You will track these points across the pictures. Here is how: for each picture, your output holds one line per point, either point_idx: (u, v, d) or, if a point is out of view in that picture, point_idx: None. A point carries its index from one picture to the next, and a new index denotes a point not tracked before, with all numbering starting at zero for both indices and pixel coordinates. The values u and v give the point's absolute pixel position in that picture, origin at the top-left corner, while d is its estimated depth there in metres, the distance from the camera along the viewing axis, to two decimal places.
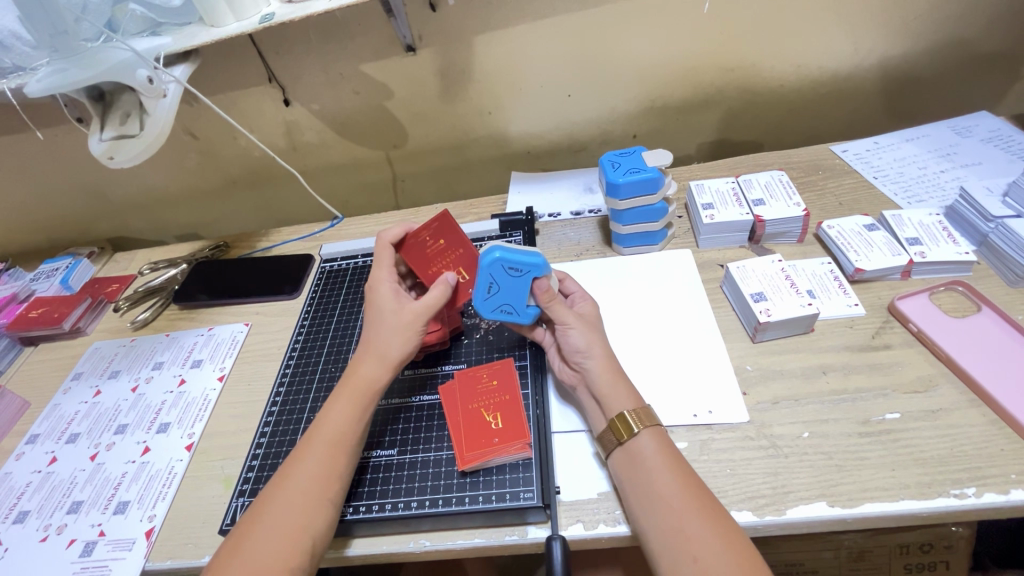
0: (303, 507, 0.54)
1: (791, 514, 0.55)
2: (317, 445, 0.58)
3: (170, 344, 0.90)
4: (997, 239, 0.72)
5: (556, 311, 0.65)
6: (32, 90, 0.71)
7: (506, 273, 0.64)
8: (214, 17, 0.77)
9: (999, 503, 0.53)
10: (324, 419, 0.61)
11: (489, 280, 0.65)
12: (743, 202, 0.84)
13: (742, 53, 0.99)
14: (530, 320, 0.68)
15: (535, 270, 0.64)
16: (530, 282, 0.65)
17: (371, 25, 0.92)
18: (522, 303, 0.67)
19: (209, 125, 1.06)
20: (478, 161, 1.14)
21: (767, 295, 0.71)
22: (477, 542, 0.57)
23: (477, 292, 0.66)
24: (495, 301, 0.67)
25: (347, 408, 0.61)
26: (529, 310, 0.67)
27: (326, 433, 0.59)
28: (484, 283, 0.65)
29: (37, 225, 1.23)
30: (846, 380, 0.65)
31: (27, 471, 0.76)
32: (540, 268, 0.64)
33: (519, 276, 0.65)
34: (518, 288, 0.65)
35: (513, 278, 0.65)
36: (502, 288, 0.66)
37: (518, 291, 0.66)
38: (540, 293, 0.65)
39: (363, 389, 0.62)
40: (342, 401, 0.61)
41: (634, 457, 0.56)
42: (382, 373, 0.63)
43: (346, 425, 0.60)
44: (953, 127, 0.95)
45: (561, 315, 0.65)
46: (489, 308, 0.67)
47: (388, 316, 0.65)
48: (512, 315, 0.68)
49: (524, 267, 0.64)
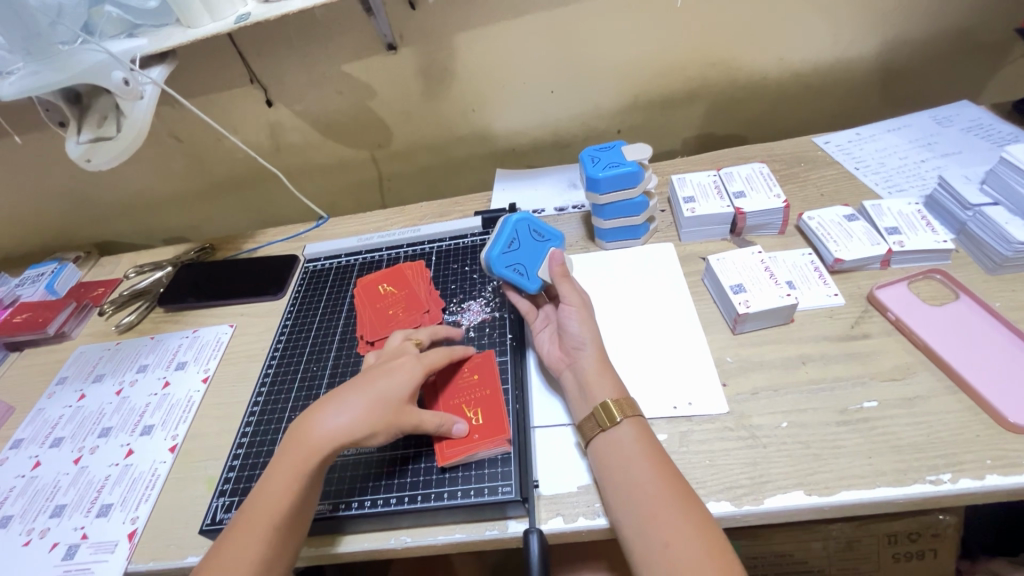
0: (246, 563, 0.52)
1: (769, 503, 0.55)
2: (265, 503, 0.55)
3: (155, 347, 0.90)
4: (976, 227, 0.72)
5: (565, 285, 0.68)
6: (7, 94, 0.71)
7: (530, 234, 0.74)
8: (190, 18, 0.77)
9: (974, 488, 0.53)
10: (269, 476, 0.57)
11: (513, 235, 0.72)
12: (723, 195, 0.84)
13: (722, 46, 0.99)
14: (536, 289, 0.71)
15: (553, 241, 0.74)
16: (547, 249, 0.74)
17: (351, 24, 0.92)
18: (534, 270, 0.71)
19: (192, 127, 1.06)
20: (463, 159, 1.14)
21: (747, 286, 0.71)
22: (456, 536, 0.57)
23: (497, 245, 0.71)
24: (511, 258, 0.71)
25: (289, 468, 0.56)
26: (537, 278, 0.71)
27: (273, 489, 0.55)
28: (507, 236, 0.72)
29: (22, 230, 1.23)
30: (825, 370, 0.65)
31: (11, 476, 0.76)
32: (558, 241, 0.75)
33: (539, 242, 0.74)
34: (536, 253, 0.73)
35: (534, 240, 0.74)
36: (521, 246, 0.72)
37: (535, 253, 0.73)
38: (558, 260, 0.70)
39: (311, 447, 0.57)
40: (289, 456, 0.57)
41: (615, 445, 0.56)
42: (344, 429, 0.57)
43: (293, 482, 0.55)
44: (934, 117, 0.96)
45: (569, 293, 0.67)
46: (503, 263, 0.71)
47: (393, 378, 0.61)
48: (519, 277, 0.71)
49: (545, 235, 0.74)
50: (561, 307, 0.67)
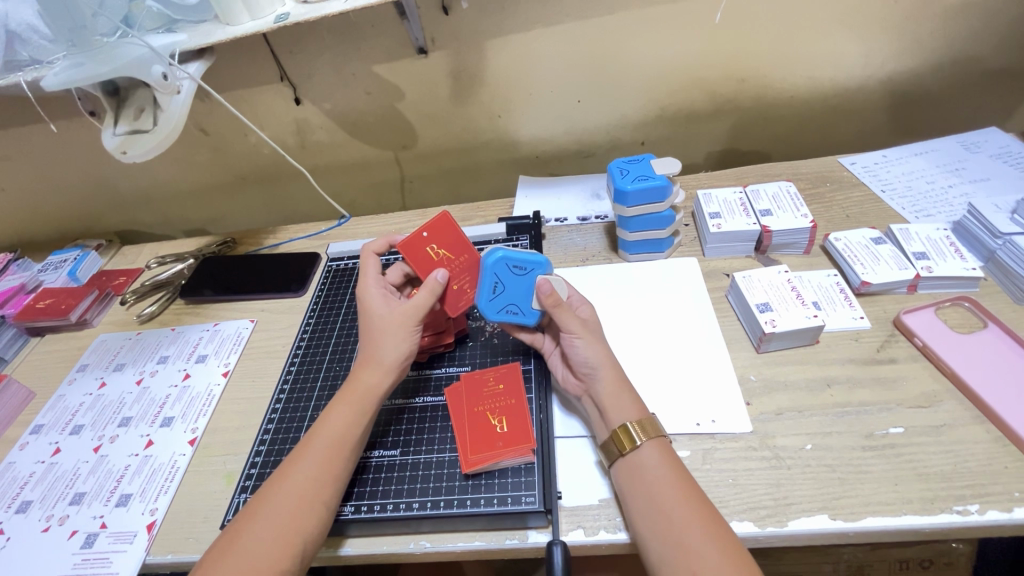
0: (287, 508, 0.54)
1: (793, 526, 0.55)
2: (317, 447, 0.58)
3: (175, 339, 0.90)
4: (1005, 256, 0.72)
5: (561, 316, 0.64)
6: (50, 83, 0.72)
7: (511, 271, 0.67)
8: (230, 16, 0.77)
9: (1001, 520, 0.53)
10: (324, 421, 0.61)
11: (495, 278, 0.67)
12: (750, 212, 0.84)
13: (751, 62, 0.99)
14: (534, 322, 0.68)
15: (539, 268, 0.67)
16: (533, 280, 0.67)
17: (383, 26, 0.93)
18: (527, 303, 0.68)
19: (220, 122, 1.07)
20: (486, 164, 1.14)
21: (773, 306, 0.71)
22: (477, 544, 0.57)
23: (481, 293, 0.67)
24: (501, 301, 0.67)
25: (348, 412, 0.61)
26: (533, 311, 0.68)
27: (325, 437, 0.59)
28: (489, 282, 0.66)
29: (45, 216, 1.24)
30: (851, 394, 0.65)
31: (31, 462, 0.76)
32: (543, 265, 0.68)
33: (523, 274, 0.67)
34: (523, 286, 0.67)
35: (516, 277, 0.67)
36: (507, 287, 0.67)
37: (520, 288, 0.67)
38: (544, 296, 0.64)
39: (362, 396, 0.62)
40: (344, 405, 0.61)
41: (637, 468, 0.56)
42: (383, 379, 0.63)
43: (345, 429, 0.60)
44: (962, 143, 0.95)
45: (569, 323, 0.64)
46: (494, 309, 0.67)
47: (394, 334, 0.64)
48: (517, 316, 0.68)
49: (528, 264, 0.67)
50: (563, 336, 0.64)
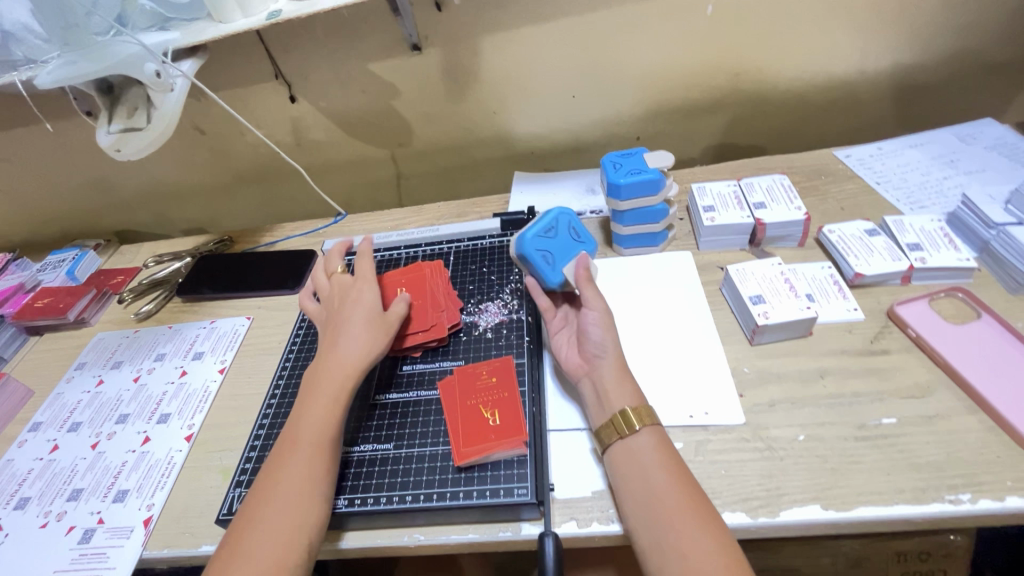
0: (294, 507, 0.55)
1: (784, 516, 0.55)
2: (301, 448, 0.58)
3: (173, 336, 0.90)
4: (999, 247, 0.72)
5: (589, 292, 0.68)
6: (44, 82, 0.72)
7: (569, 232, 0.76)
8: (222, 13, 0.78)
9: (993, 509, 0.53)
10: (300, 420, 0.61)
11: (554, 226, 0.75)
12: (744, 205, 0.84)
13: (745, 56, 0.99)
14: (553, 283, 0.72)
15: (587, 245, 0.76)
16: (577, 251, 0.74)
17: (377, 23, 0.93)
18: (560, 265, 0.72)
19: (216, 121, 1.07)
20: (482, 160, 1.14)
21: (767, 298, 0.71)
22: (470, 537, 0.57)
23: (533, 229, 0.73)
24: (542, 246, 0.72)
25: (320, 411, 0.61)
26: (559, 273, 0.72)
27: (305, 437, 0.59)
28: (547, 225, 0.74)
29: (44, 216, 1.25)
30: (844, 385, 0.65)
31: (29, 459, 0.77)
32: (592, 246, 0.77)
33: (576, 240, 0.76)
34: (566, 250, 0.74)
35: (570, 238, 0.76)
36: (557, 238, 0.74)
37: (565, 251, 0.74)
38: (582, 262, 0.71)
39: (336, 377, 0.64)
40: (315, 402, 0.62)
41: (633, 453, 0.56)
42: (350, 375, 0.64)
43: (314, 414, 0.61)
44: (957, 135, 0.95)
45: (593, 299, 0.67)
46: (533, 245, 0.72)
47: (357, 329, 0.67)
48: (544, 266, 0.72)
49: (582, 236, 0.77)
50: (585, 312, 0.67)
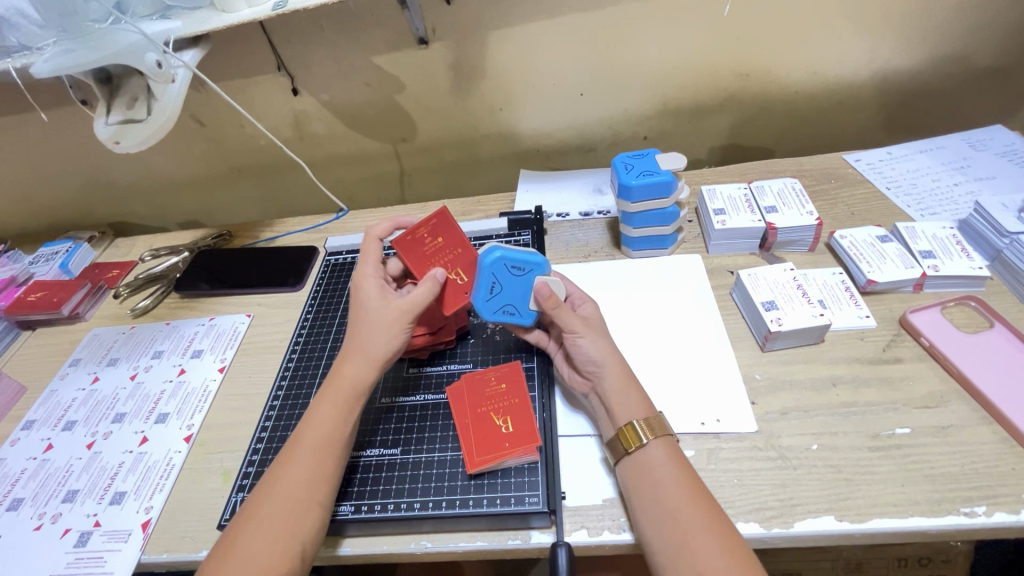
0: (313, 532, 0.53)
1: (799, 527, 0.54)
2: (305, 450, 0.57)
3: (170, 333, 0.88)
4: (1012, 255, 0.71)
5: (563, 318, 0.63)
6: (39, 71, 0.69)
7: (510, 272, 0.64)
8: (226, 3, 0.75)
9: (1008, 522, 0.52)
10: (310, 421, 0.59)
11: (492, 280, 0.65)
12: (755, 209, 0.83)
13: (757, 57, 0.98)
14: (530, 322, 0.68)
15: (536, 270, 0.65)
16: (532, 281, 0.65)
17: (384, 16, 0.91)
18: (525, 304, 0.66)
19: (216, 113, 1.05)
20: (487, 158, 1.12)
21: (779, 304, 0.70)
22: (478, 545, 0.56)
23: (478, 293, 0.65)
24: (497, 302, 0.66)
25: (332, 409, 0.59)
26: (529, 311, 0.67)
27: (313, 434, 0.58)
28: (486, 284, 0.64)
29: (36, 207, 1.22)
30: (856, 393, 0.64)
31: (22, 458, 0.75)
32: (542, 266, 0.65)
33: (522, 275, 0.65)
34: (521, 287, 0.66)
35: (515, 278, 0.65)
36: (504, 288, 0.65)
37: (519, 290, 0.65)
38: (542, 299, 0.63)
39: (347, 390, 0.60)
40: (327, 402, 0.60)
41: (643, 467, 0.55)
42: (369, 372, 0.61)
43: (332, 427, 0.59)
44: (968, 140, 0.95)
45: (570, 323, 0.63)
46: (491, 310, 0.66)
47: (381, 326, 0.62)
48: (513, 317, 0.67)
49: (526, 265, 0.65)
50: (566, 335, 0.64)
